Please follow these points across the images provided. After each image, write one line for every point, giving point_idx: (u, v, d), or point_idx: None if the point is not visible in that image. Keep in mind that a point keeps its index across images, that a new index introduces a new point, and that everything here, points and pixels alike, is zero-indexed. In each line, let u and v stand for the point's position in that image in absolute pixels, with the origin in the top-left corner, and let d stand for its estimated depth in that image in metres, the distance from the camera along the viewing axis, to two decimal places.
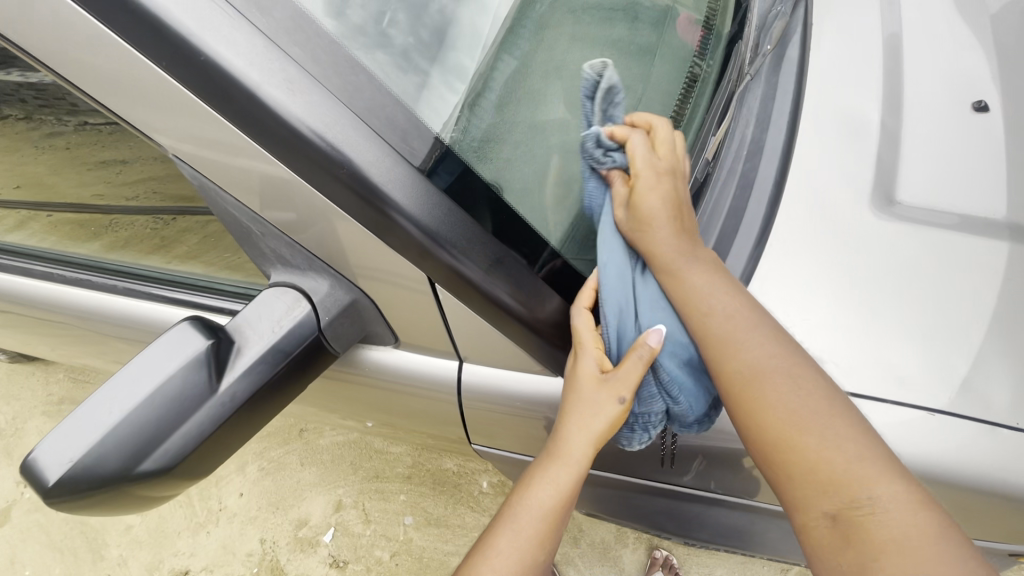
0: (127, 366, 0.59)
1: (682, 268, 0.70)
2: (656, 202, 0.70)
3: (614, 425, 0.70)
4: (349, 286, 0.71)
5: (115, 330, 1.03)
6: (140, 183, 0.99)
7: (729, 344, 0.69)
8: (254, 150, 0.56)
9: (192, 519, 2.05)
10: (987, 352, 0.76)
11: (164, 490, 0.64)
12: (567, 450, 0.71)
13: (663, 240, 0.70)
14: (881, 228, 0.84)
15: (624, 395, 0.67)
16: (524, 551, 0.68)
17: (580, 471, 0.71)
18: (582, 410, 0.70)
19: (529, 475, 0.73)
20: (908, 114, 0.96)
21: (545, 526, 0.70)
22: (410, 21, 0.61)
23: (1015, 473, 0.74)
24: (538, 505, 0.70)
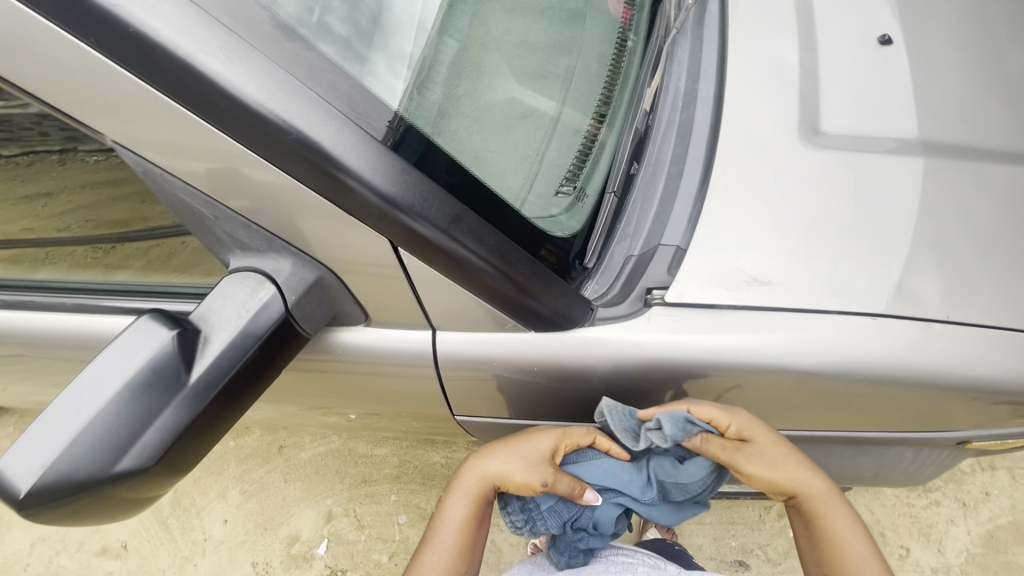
0: (90, 366, 0.58)
1: (767, 472, 0.86)
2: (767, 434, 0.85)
3: (522, 489, 0.87)
4: (312, 263, 0.69)
5: (71, 353, 0.99)
6: (70, 213, 0.96)
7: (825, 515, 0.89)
8: (196, 129, 0.55)
9: (177, 554, 1.98)
10: (914, 257, 0.83)
11: (146, 493, 0.62)
12: (481, 472, 0.90)
13: (791, 472, 0.87)
14: (811, 157, 0.90)
15: (548, 479, 0.84)
16: (445, 552, 0.91)
17: (482, 489, 0.91)
18: (510, 450, 0.88)
19: (453, 486, 0.92)
20: (823, 53, 1.03)
21: (456, 533, 0.91)
22: (347, 9, 0.63)
23: (950, 363, 0.81)
24: (453, 518, 0.91)
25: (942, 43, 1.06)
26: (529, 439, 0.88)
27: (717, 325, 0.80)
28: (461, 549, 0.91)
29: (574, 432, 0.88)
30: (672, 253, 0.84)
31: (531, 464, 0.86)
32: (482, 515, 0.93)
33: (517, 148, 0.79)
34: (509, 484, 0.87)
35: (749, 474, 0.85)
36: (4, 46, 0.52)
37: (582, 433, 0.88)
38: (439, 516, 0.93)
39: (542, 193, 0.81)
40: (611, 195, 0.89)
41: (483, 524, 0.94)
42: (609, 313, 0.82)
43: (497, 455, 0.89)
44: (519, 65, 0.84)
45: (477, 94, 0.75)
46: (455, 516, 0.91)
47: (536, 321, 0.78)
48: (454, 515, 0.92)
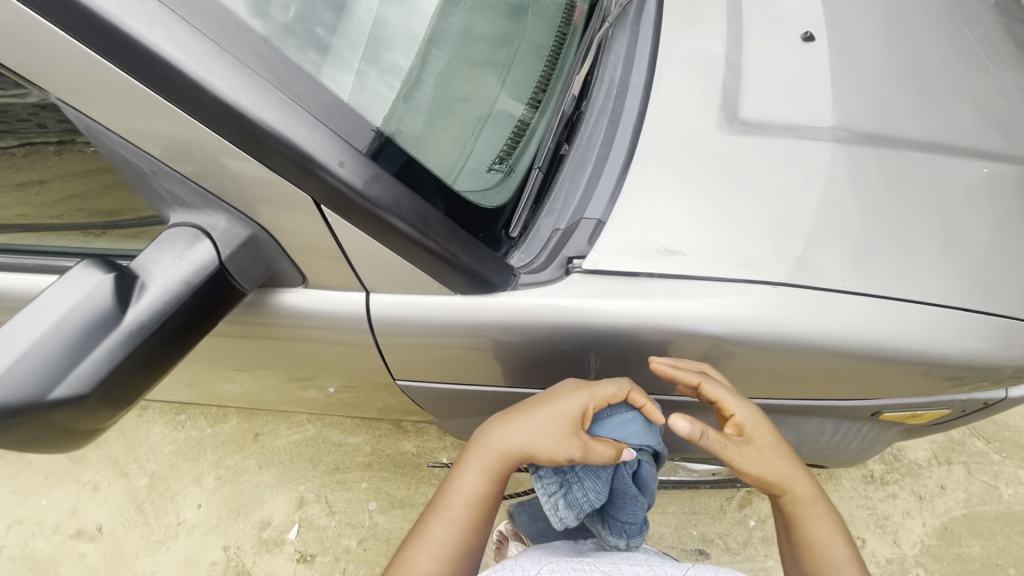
0: (33, 302, 0.64)
1: (787, 481, 0.90)
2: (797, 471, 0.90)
3: (551, 462, 0.86)
4: (245, 220, 0.76)
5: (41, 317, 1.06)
6: (63, 201, 1.06)
7: (807, 523, 0.91)
8: (127, 87, 0.62)
9: (150, 537, 2.02)
10: (817, 231, 0.90)
11: (87, 424, 0.69)
12: (500, 444, 0.88)
13: (802, 495, 0.90)
14: (728, 140, 0.97)
15: (580, 449, 0.84)
16: (455, 534, 0.87)
17: (494, 466, 0.89)
18: (525, 418, 0.88)
19: (463, 464, 0.90)
20: (749, 48, 1.10)
21: (466, 515, 0.88)
22: (335, 20, 0.75)
23: (850, 330, 0.87)
24: (464, 494, 0.88)
25: (862, 42, 1.13)
26: (557, 400, 0.87)
27: (629, 290, 0.86)
28: (470, 527, 0.88)
29: (602, 390, 0.86)
30: (592, 226, 0.91)
31: (562, 439, 0.85)
32: (495, 495, 0.90)
33: (447, 124, 0.86)
34: (531, 454, 0.86)
35: (781, 489, 0.90)
36: None
37: (611, 387, 0.86)
38: (448, 491, 0.90)
39: (472, 168, 0.88)
40: (537, 170, 0.96)
41: (494, 509, 0.91)
42: (531, 277, 0.88)
43: (518, 428, 0.87)
44: (469, 58, 0.93)
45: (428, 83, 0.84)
46: (468, 492, 0.88)
47: (460, 283, 0.84)
48: (462, 493, 0.89)
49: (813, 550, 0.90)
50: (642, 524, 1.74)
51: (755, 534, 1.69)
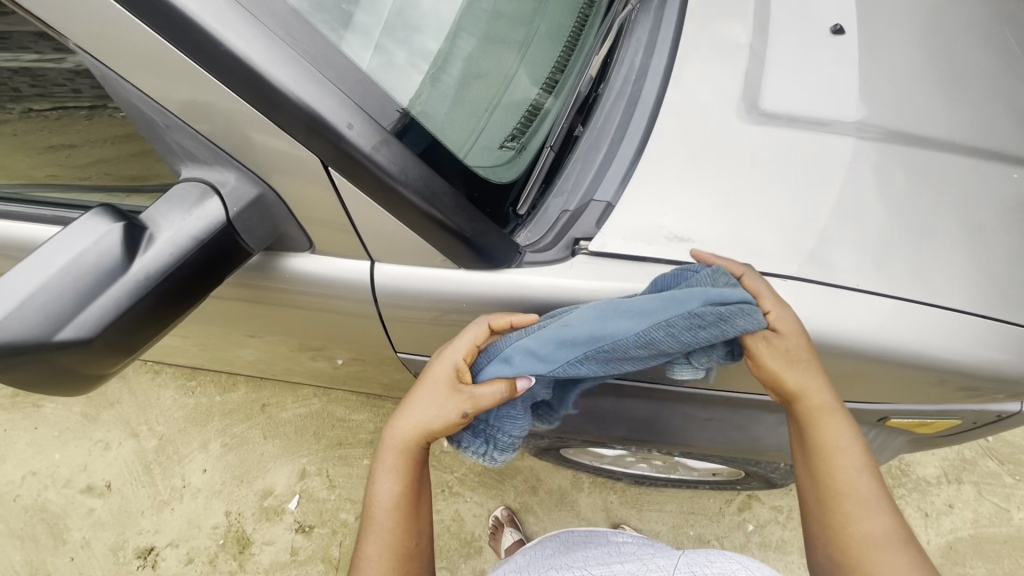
0: (43, 246, 0.65)
1: (806, 394, 0.82)
2: (820, 382, 0.82)
3: (450, 428, 0.82)
4: (254, 180, 0.76)
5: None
6: (90, 165, 1.07)
7: (822, 444, 0.83)
8: (146, 37, 0.63)
9: (156, 497, 2.08)
10: (832, 226, 0.88)
11: (93, 369, 0.71)
12: (396, 439, 0.85)
13: (819, 409, 0.83)
14: (747, 130, 0.95)
15: (466, 408, 0.81)
16: (391, 543, 0.83)
17: (406, 457, 0.84)
18: (412, 401, 0.84)
19: (376, 467, 0.86)
20: (777, 38, 1.07)
21: (394, 519, 0.84)
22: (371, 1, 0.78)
23: (859, 330, 0.84)
24: (385, 500, 0.84)
25: (894, 37, 1.10)
26: (431, 384, 0.83)
27: (635, 275, 0.84)
28: (403, 531, 0.84)
29: (462, 338, 0.84)
30: (602, 209, 0.90)
31: (445, 403, 0.82)
32: (419, 483, 0.87)
33: (460, 96, 0.86)
34: (431, 430, 0.83)
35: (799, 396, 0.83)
36: None
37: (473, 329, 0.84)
38: (372, 506, 0.85)
39: (483, 143, 0.88)
40: (549, 149, 0.95)
41: (422, 498, 0.88)
42: (537, 256, 0.87)
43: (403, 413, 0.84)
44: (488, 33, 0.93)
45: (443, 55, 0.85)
46: (387, 498, 0.84)
47: (464, 257, 0.83)
48: (384, 499, 0.85)
49: (831, 477, 0.82)
50: (638, 519, 1.73)
51: (752, 538, 1.67)
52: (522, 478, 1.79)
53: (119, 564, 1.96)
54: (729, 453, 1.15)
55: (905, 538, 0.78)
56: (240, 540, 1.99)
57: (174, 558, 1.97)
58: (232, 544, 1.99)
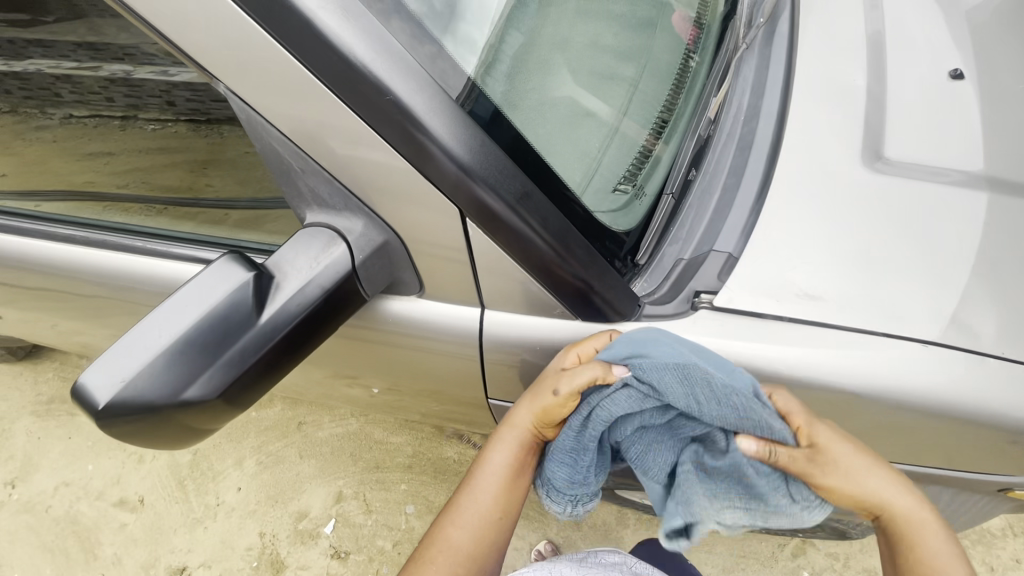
0: (174, 296, 0.62)
1: (839, 487, 0.71)
2: (869, 467, 0.73)
3: (566, 412, 0.77)
4: (382, 226, 0.72)
5: (129, 297, 1.03)
6: (129, 173, 1.14)
7: (916, 548, 0.73)
8: (305, 80, 0.59)
9: (189, 515, 2.03)
10: (972, 288, 0.82)
11: (207, 425, 0.66)
12: (516, 421, 0.84)
13: (882, 505, 0.73)
14: (873, 180, 0.90)
15: (562, 386, 0.75)
16: (484, 507, 0.84)
17: (524, 438, 0.83)
18: (535, 390, 0.80)
19: (493, 438, 0.86)
20: (891, 82, 1.03)
21: (500, 485, 0.84)
22: None
23: (1003, 402, 0.79)
24: (494, 466, 0.84)
25: (1012, 84, 1.05)
26: (542, 379, 0.80)
27: (765, 335, 0.80)
28: (504, 498, 0.84)
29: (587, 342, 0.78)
30: (724, 260, 0.85)
31: (545, 389, 0.78)
32: (525, 465, 0.85)
33: (584, 139, 0.82)
34: (543, 418, 0.79)
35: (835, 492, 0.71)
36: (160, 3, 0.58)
37: (585, 372, 0.73)
38: (480, 466, 0.86)
39: (601, 187, 0.83)
40: (668, 196, 0.92)
41: (527, 483, 0.86)
42: (659, 308, 0.82)
43: (521, 403, 0.83)
44: (582, 62, 0.85)
45: (540, 85, 0.76)
46: (495, 467, 0.84)
47: (585, 310, 0.80)
48: (494, 466, 0.85)
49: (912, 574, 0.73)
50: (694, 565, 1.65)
51: None
52: None
53: None
54: (825, 514, 1.08)
55: None
56: (274, 564, 1.92)
57: None
58: (265, 567, 1.92)
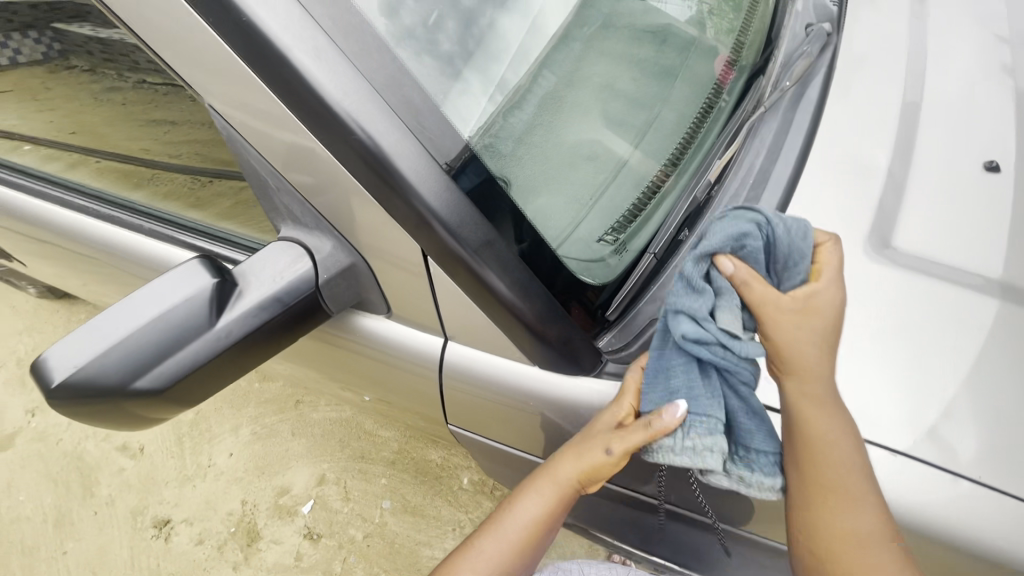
0: (139, 290, 0.66)
1: (781, 324, 0.69)
2: (796, 320, 0.69)
3: (603, 471, 0.77)
4: (350, 249, 0.77)
5: (146, 272, 1.13)
6: (185, 143, 1.11)
7: (807, 418, 0.71)
8: (280, 110, 0.63)
9: (182, 471, 2.11)
10: (960, 403, 0.76)
11: (157, 414, 0.69)
12: (556, 475, 0.81)
13: (811, 364, 0.70)
14: (874, 268, 0.86)
15: (613, 447, 0.74)
16: (504, 553, 0.83)
17: (565, 495, 0.81)
18: (580, 441, 0.79)
19: (527, 487, 0.84)
20: (917, 166, 0.98)
21: (522, 537, 0.83)
22: (460, 30, 0.68)
23: (987, 531, 0.72)
24: (523, 518, 0.83)
25: None
26: (589, 432, 0.78)
27: None
28: (523, 550, 0.84)
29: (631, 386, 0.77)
30: None
31: (594, 442, 0.77)
32: (555, 521, 0.84)
33: (575, 186, 0.80)
34: (585, 475, 0.78)
35: (809, 386, 0.70)
36: (161, 27, 0.64)
37: (636, 433, 0.71)
38: (508, 510, 0.85)
39: (585, 235, 0.81)
40: (651, 255, 0.90)
41: (547, 536, 0.86)
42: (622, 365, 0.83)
43: (564, 456, 0.80)
44: (604, 109, 0.87)
45: (551, 124, 0.77)
46: (524, 518, 0.83)
47: (542, 356, 0.81)
48: (522, 518, 0.84)
49: (814, 465, 0.71)
50: None
51: None
52: None
53: (135, 528, 1.99)
54: None
55: (889, 537, 0.71)
56: (249, 533, 1.96)
57: (186, 535, 1.97)
58: (241, 535, 1.96)
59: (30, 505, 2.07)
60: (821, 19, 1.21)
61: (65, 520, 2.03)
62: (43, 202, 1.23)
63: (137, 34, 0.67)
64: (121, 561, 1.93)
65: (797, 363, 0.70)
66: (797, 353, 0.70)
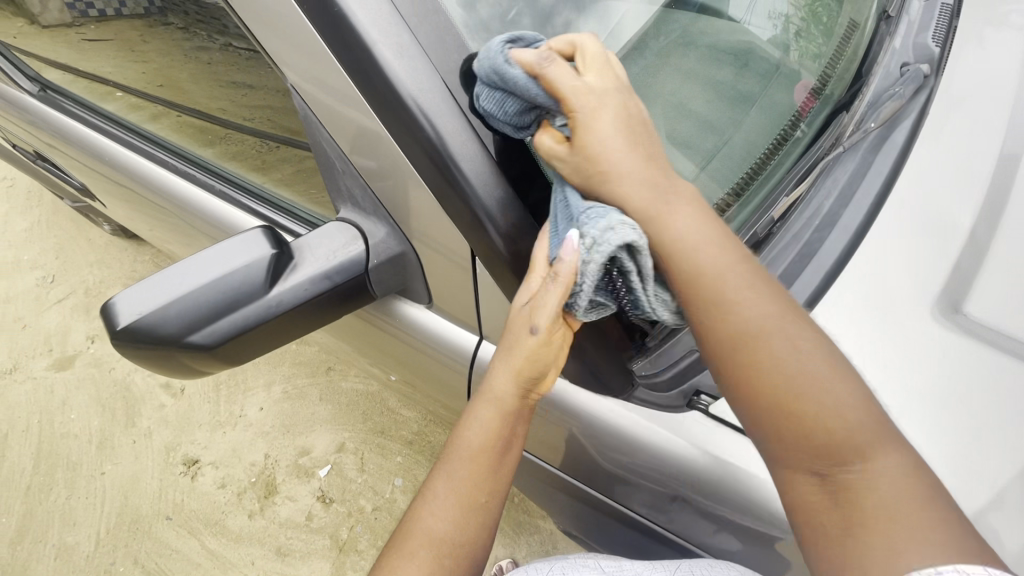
0: (204, 251, 0.70)
1: (676, 215, 0.61)
2: (622, 141, 0.60)
3: (537, 357, 0.67)
4: (401, 239, 0.80)
5: (216, 231, 1.23)
6: (259, 110, 1.03)
7: (771, 360, 0.61)
8: (357, 99, 0.66)
9: (215, 416, 2.23)
10: (1014, 491, 0.71)
11: (204, 368, 0.73)
12: (493, 395, 0.71)
13: (773, 348, 0.61)
14: (940, 333, 0.80)
15: (538, 323, 0.64)
16: (456, 499, 0.70)
17: (509, 406, 0.71)
18: (507, 342, 0.69)
19: (465, 412, 0.73)
20: (1004, 230, 0.91)
21: (472, 469, 0.70)
22: (536, 26, 0.70)
23: None
24: (466, 448, 0.71)
25: None
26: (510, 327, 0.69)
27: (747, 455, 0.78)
28: (477, 488, 0.71)
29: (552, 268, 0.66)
30: None
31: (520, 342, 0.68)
32: (509, 440, 0.72)
33: None
34: (518, 375, 0.68)
35: (766, 344, 0.61)
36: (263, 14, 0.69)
37: (551, 296, 0.61)
38: (450, 444, 0.73)
39: None
40: None
41: (500, 474, 0.72)
42: (652, 395, 0.83)
43: (494, 362, 0.71)
44: (672, 126, 0.85)
45: None
46: (465, 445, 0.71)
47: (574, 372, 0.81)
48: (466, 446, 0.71)
49: (801, 410, 0.60)
50: None
51: None
52: (540, 539, 1.69)
53: (166, 462, 2.12)
54: None
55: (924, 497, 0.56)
56: (268, 485, 2.05)
57: (210, 477, 2.08)
58: (260, 486, 2.05)
59: (79, 424, 2.24)
60: (920, 58, 1.12)
61: (107, 444, 2.18)
62: (132, 154, 1.34)
63: (240, 19, 0.73)
64: (150, 490, 2.06)
65: (637, 193, 0.60)
66: (716, 270, 0.61)
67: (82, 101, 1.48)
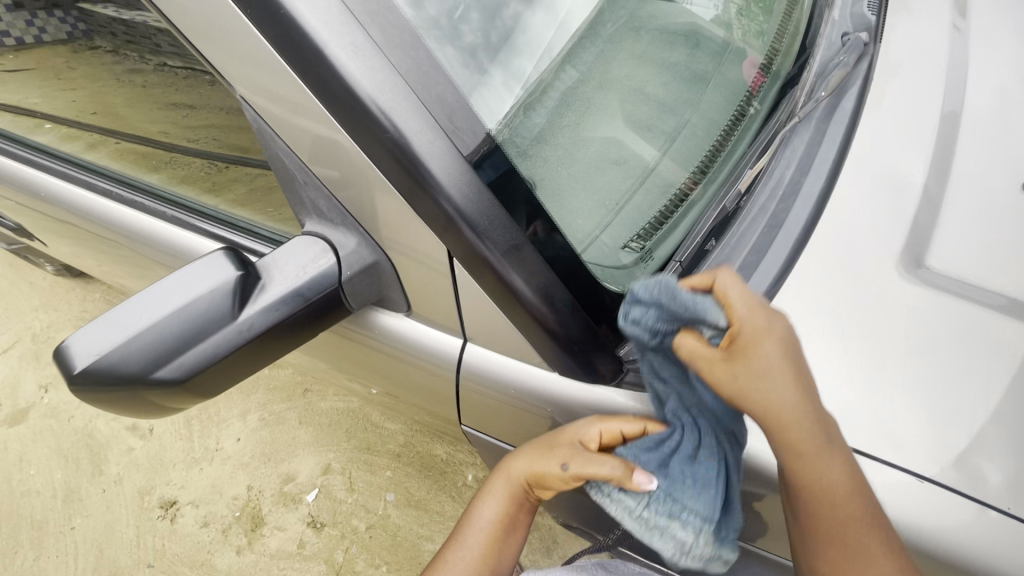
0: (164, 280, 0.66)
1: (811, 454, 0.66)
2: (790, 391, 0.64)
3: (552, 480, 0.82)
4: (373, 247, 0.77)
5: (161, 258, 1.15)
6: (203, 128, 1.16)
7: (806, 458, 0.66)
8: (312, 104, 0.63)
9: (189, 453, 2.13)
10: (991, 431, 0.74)
11: (176, 404, 0.69)
12: (507, 472, 0.90)
13: (813, 447, 0.65)
14: (907, 288, 0.83)
15: (568, 463, 0.78)
16: (473, 558, 0.90)
17: (517, 495, 0.91)
18: (540, 448, 0.84)
19: (484, 490, 0.93)
20: (953, 183, 0.95)
21: (487, 535, 0.91)
22: (483, 21, 0.66)
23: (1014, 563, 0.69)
24: (482, 518, 0.92)
25: None
26: (553, 436, 0.82)
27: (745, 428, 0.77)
28: (489, 553, 0.91)
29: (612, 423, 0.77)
30: None
31: (556, 450, 0.81)
32: (512, 521, 0.93)
33: (599, 191, 0.78)
34: (535, 473, 0.85)
35: (798, 444, 0.66)
36: (201, 19, 0.65)
37: (603, 467, 0.75)
38: (470, 517, 0.94)
39: (610, 241, 0.80)
40: (677, 264, 0.87)
41: (513, 532, 0.94)
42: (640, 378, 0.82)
43: (519, 455, 0.88)
44: (631, 111, 0.84)
45: (579, 128, 0.75)
46: (481, 520, 0.92)
47: (563, 365, 0.80)
48: (481, 520, 0.92)
49: (817, 479, 0.67)
50: None
51: None
52: (540, 536, 1.68)
53: (141, 508, 2.01)
54: None
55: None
56: (254, 518, 1.97)
57: (191, 517, 1.98)
58: (246, 519, 1.97)
59: (41, 479, 2.10)
60: (858, 27, 1.18)
61: (74, 496, 2.05)
62: (63, 182, 1.25)
63: (171, 23, 0.68)
64: (127, 539, 1.95)
65: (780, 420, 0.65)
66: (835, 489, 0.67)
67: (13, 135, 1.40)
